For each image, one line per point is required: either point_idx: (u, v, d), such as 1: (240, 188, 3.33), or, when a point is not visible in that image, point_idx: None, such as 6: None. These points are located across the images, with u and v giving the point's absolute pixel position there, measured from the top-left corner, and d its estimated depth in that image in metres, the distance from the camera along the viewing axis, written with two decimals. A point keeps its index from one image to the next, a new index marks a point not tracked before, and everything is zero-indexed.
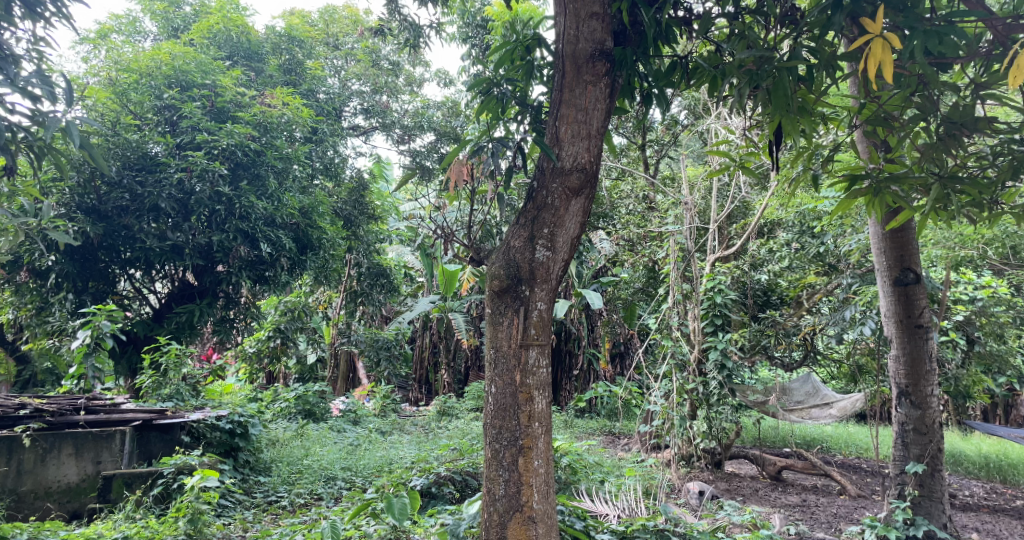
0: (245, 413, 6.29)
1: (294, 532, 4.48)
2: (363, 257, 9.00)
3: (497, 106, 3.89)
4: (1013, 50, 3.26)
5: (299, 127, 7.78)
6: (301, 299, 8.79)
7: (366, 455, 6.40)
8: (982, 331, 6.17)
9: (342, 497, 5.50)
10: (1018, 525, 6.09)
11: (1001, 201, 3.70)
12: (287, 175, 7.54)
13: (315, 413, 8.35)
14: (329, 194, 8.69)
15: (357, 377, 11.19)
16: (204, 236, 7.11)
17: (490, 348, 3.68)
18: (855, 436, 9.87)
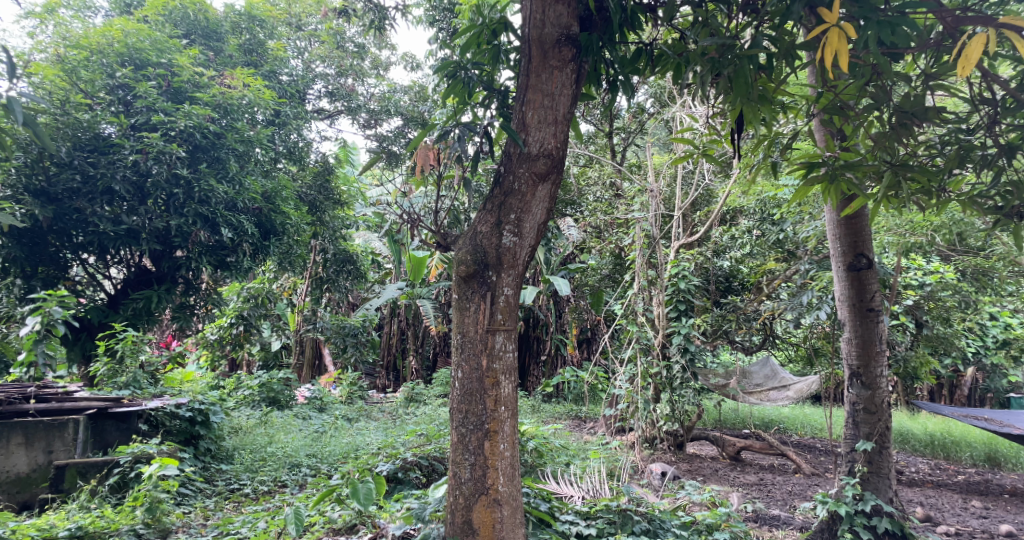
0: (207, 400, 6.29)
1: (256, 519, 4.52)
2: (329, 243, 8.96)
3: (464, 91, 3.88)
4: (963, 40, 3.34)
5: (261, 108, 7.73)
6: (264, 285, 8.74)
7: (331, 442, 6.41)
8: (931, 315, 6.38)
9: (307, 484, 5.51)
10: (962, 501, 6.34)
11: (949, 189, 3.77)
12: (247, 158, 7.53)
13: (280, 401, 8.32)
14: (293, 178, 8.59)
15: (323, 364, 11.14)
16: (161, 220, 6.98)
17: (457, 333, 3.72)
18: (811, 417, 10.15)
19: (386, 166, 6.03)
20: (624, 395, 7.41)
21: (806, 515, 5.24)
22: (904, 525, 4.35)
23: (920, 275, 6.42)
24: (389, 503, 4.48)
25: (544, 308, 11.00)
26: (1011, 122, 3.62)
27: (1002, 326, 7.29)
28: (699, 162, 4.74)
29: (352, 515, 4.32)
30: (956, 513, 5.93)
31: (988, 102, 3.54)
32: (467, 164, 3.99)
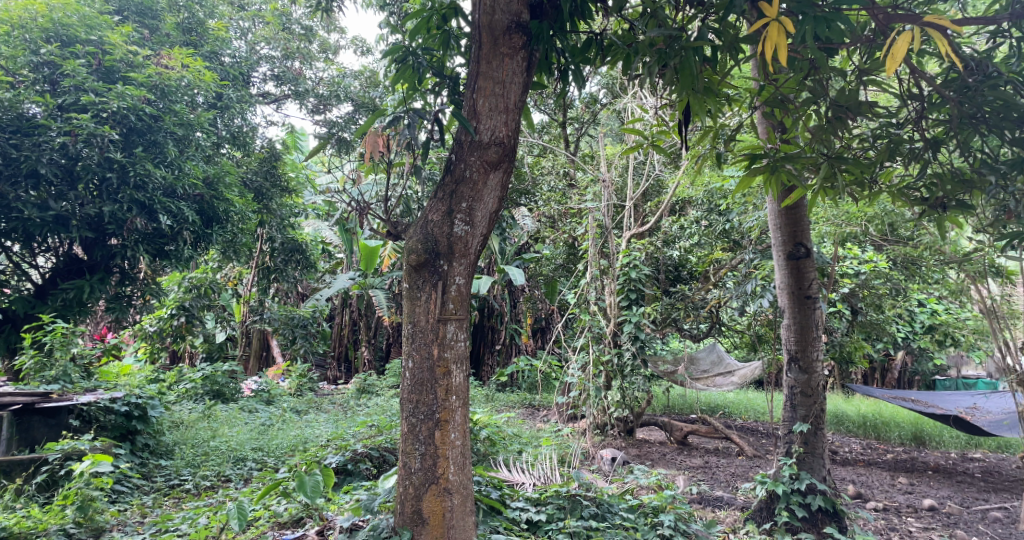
0: (144, 394, 6.15)
1: (197, 515, 4.47)
2: (276, 232, 8.80)
3: (413, 76, 3.85)
4: (892, 36, 3.42)
5: (202, 91, 7.54)
6: (208, 275, 8.61)
7: (279, 435, 6.37)
8: (864, 302, 6.70)
9: (252, 478, 5.48)
10: (890, 478, 6.64)
11: (880, 180, 3.92)
12: (188, 143, 7.24)
13: (225, 394, 8.22)
14: (238, 164, 8.46)
15: (271, 355, 11.01)
16: (93, 206, 6.70)
17: (408, 323, 3.75)
18: (754, 401, 10.46)
19: (337, 152, 5.97)
20: (576, 384, 7.53)
21: (746, 495, 5.44)
22: (837, 502, 4.54)
23: (855, 264, 6.66)
24: (338, 494, 4.49)
25: (498, 298, 11.13)
26: (936, 117, 3.76)
27: (930, 312, 7.61)
28: (647, 152, 4.82)
29: (298, 508, 4.32)
30: (884, 489, 6.21)
31: (916, 98, 3.66)
32: (417, 151, 3.97)
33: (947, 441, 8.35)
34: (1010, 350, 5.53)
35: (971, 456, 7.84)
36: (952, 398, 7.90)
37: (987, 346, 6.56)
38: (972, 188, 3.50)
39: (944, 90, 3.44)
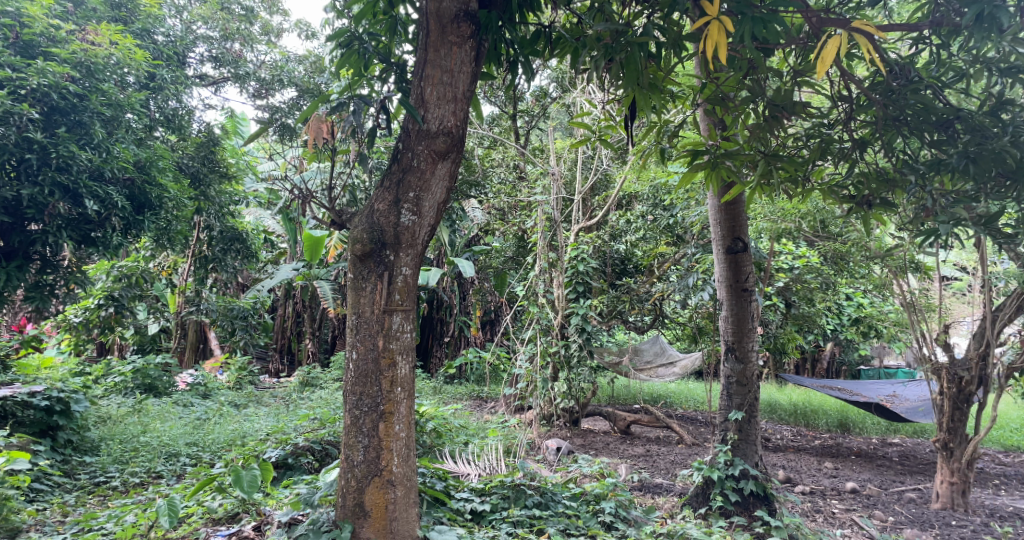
0: (67, 388, 5.92)
1: (124, 513, 4.35)
2: (214, 220, 8.24)
3: (359, 61, 3.80)
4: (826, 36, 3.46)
5: (132, 70, 6.60)
6: (139, 265, 8.09)
7: (215, 429, 6.25)
8: (797, 296, 6.97)
9: (186, 474, 5.37)
10: (817, 463, 6.93)
11: (812, 178, 4.04)
12: (118, 125, 6.28)
13: (158, 388, 8.04)
14: (173, 148, 7.60)
15: (209, 347, 10.78)
16: (9, 190, 5.70)
17: (354, 314, 3.74)
18: (694, 391, 10.75)
19: (279, 139, 5.84)
20: (524, 375, 7.56)
21: (684, 481, 5.62)
22: (767, 487, 4.73)
23: (789, 258, 6.95)
24: (276, 489, 4.43)
25: (448, 290, 11.07)
26: (862, 119, 3.94)
27: (856, 304, 7.93)
28: (594, 146, 4.85)
29: (234, 504, 4.27)
30: (812, 474, 6.48)
31: (845, 99, 3.81)
32: (363, 139, 3.93)
33: (869, 428, 8.76)
34: (927, 341, 5.80)
35: (891, 441, 8.25)
36: (874, 386, 8.14)
37: (905, 337, 6.84)
38: (894, 187, 3.69)
39: (871, 92, 3.59)
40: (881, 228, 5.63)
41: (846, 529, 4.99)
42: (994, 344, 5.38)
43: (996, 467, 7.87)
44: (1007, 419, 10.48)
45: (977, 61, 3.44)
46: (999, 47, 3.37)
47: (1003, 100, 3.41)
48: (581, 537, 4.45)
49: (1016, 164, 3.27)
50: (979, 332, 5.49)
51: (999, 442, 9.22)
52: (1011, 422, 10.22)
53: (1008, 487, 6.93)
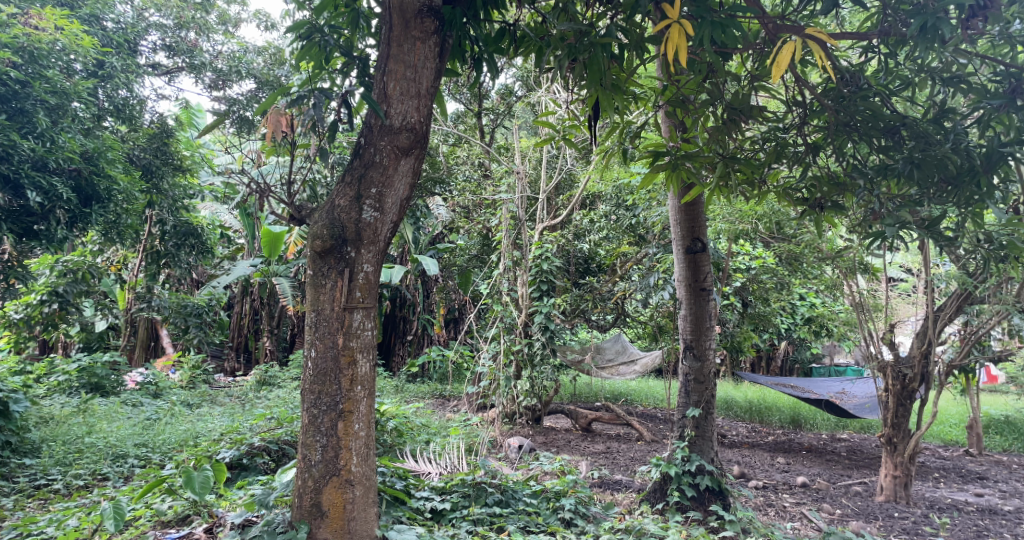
0: (6, 388, 5.75)
1: (67, 516, 4.25)
2: (168, 214, 7.80)
3: (320, 54, 3.74)
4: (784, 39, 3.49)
5: (79, 56, 6.43)
6: (86, 259, 8.06)
7: (165, 430, 6.13)
8: (754, 296, 7.22)
9: (133, 476, 5.25)
10: (770, 458, 7.07)
11: (767, 180, 4.11)
12: (63, 113, 6.09)
13: (105, 387, 7.87)
14: (122, 139, 7.31)
15: (160, 346, 10.55)
16: None
17: (313, 311, 3.71)
18: (653, 389, 10.89)
19: (238, 133, 5.73)
20: (487, 373, 7.52)
21: (643, 478, 5.71)
22: (722, 481, 4.82)
23: (746, 259, 7.07)
24: (230, 490, 4.36)
25: (411, 288, 10.94)
26: (815, 124, 4.02)
27: (809, 304, 8.09)
28: (557, 145, 4.83)
29: (185, 506, 4.18)
30: (764, 469, 6.62)
31: (799, 105, 3.88)
32: (324, 134, 3.87)
33: (819, 424, 8.97)
34: (874, 340, 5.96)
35: (841, 437, 8.47)
36: (824, 383, 8.33)
37: (855, 336, 7.02)
38: (844, 190, 3.78)
39: (823, 98, 3.68)
40: (833, 231, 5.75)
41: (797, 522, 5.11)
42: (936, 342, 5.55)
43: (937, 460, 8.13)
44: (947, 414, 10.84)
45: (923, 70, 3.54)
46: (944, 57, 3.46)
47: (945, 109, 3.52)
48: (541, 534, 4.48)
49: (956, 170, 3.39)
50: (922, 331, 5.65)
51: (939, 437, 9.52)
52: (951, 418, 10.56)
53: (947, 480, 7.16)
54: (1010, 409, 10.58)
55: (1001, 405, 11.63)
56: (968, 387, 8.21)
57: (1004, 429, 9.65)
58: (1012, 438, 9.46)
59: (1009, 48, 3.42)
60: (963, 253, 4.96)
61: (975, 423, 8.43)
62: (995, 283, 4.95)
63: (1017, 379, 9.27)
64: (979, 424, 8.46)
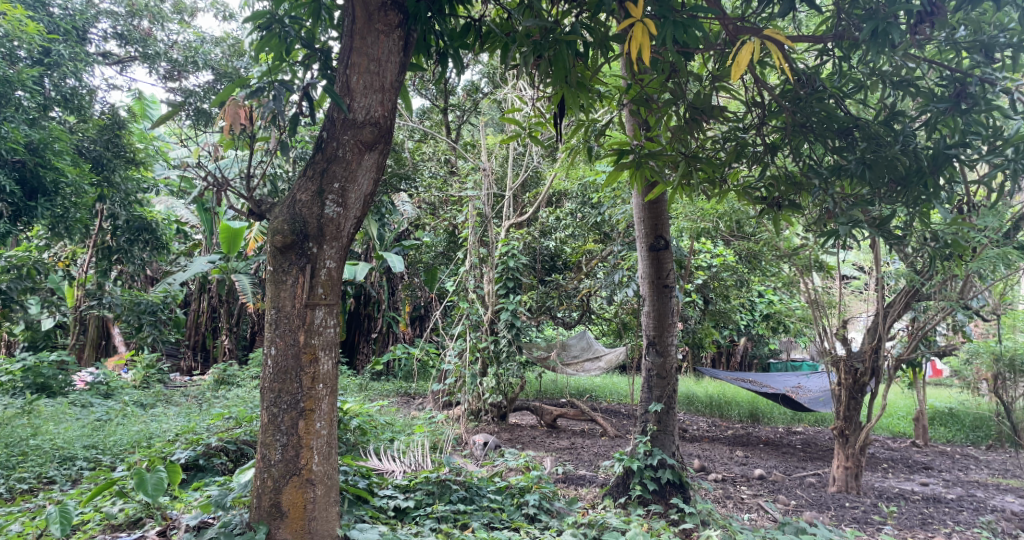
0: None
1: (11, 521, 4.12)
2: (119, 209, 7.56)
3: (280, 45, 3.66)
4: (746, 38, 3.51)
5: (24, 43, 6.21)
6: (32, 255, 7.77)
7: (117, 431, 5.99)
8: (714, 293, 7.32)
9: (82, 479, 5.12)
10: (729, 452, 7.18)
11: (728, 179, 4.14)
12: (6, 102, 5.91)
13: (52, 387, 7.69)
14: (70, 130, 6.98)
15: (111, 345, 10.28)
16: None
17: (273, 308, 3.65)
18: (617, 385, 10.99)
19: (194, 126, 5.59)
20: (452, 371, 7.49)
21: (607, 473, 5.76)
22: (683, 475, 4.87)
23: (708, 257, 7.15)
24: (185, 493, 4.25)
25: (376, 285, 10.88)
26: (774, 125, 4.07)
27: (767, 301, 8.20)
28: (523, 142, 4.80)
29: (137, 509, 4.07)
30: (723, 462, 6.71)
31: (758, 105, 3.93)
32: (285, 128, 3.80)
33: (776, 418, 9.13)
34: (828, 336, 6.08)
35: (797, 431, 8.65)
36: (781, 378, 8.46)
37: (811, 333, 7.15)
38: (801, 190, 3.85)
39: (781, 100, 3.73)
40: (790, 230, 5.84)
41: (754, 514, 5.19)
42: (886, 337, 5.68)
43: (886, 452, 8.34)
44: (896, 407, 11.15)
45: (874, 74, 3.62)
46: (894, 61, 3.54)
47: (896, 111, 3.59)
48: (505, 530, 4.48)
49: (905, 171, 3.47)
50: (873, 326, 5.78)
51: (888, 429, 9.79)
52: (899, 410, 10.87)
53: (895, 471, 7.35)
54: (954, 401, 10.92)
55: (945, 397, 12.01)
56: (915, 381, 8.43)
57: (948, 421, 10.07)
58: (956, 430, 9.77)
59: (955, 54, 3.53)
60: (911, 251, 5.07)
61: (922, 415, 8.66)
62: (940, 281, 5.08)
63: (960, 373, 9.57)
64: (925, 416, 8.67)
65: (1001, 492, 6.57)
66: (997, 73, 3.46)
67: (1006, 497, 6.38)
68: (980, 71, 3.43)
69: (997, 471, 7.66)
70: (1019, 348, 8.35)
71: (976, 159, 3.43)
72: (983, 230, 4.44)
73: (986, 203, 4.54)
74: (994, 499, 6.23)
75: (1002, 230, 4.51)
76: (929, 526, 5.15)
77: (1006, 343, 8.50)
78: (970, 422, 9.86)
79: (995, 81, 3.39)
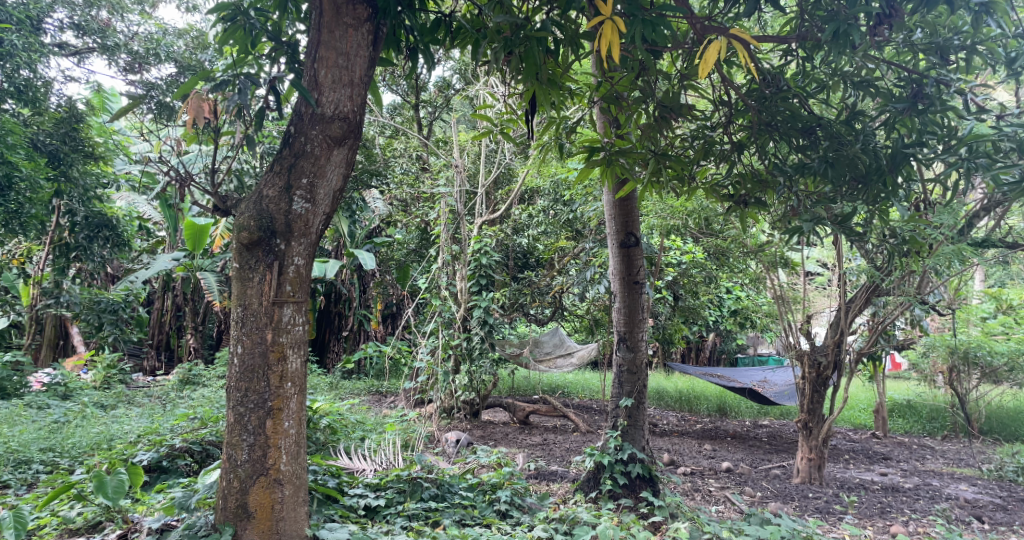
0: None
1: None
2: (77, 204, 7.38)
3: (245, 38, 3.60)
4: (715, 36, 3.51)
5: None
6: None
7: (76, 433, 5.85)
8: (684, 289, 7.38)
9: (38, 483, 5.00)
10: (698, 445, 7.25)
11: (697, 176, 4.15)
12: None
13: (7, 388, 7.53)
14: (24, 124, 6.83)
15: (69, 345, 10.06)
16: None
17: (239, 306, 3.60)
18: (589, 381, 11.05)
19: (155, 120, 5.48)
20: (425, 368, 7.46)
21: (578, 468, 5.78)
22: (652, 469, 4.91)
23: (678, 254, 7.19)
24: (148, 495, 4.18)
25: (347, 283, 10.80)
26: (740, 124, 4.11)
27: (734, 297, 8.29)
28: (494, 138, 4.75)
29: (97, 512, 3.98)
30: (692, 456, 6.77)
31: (725, 104, 3.96)
32: (251, 123, 3.73)
33: (743, 411, 9.25)
34: (794, 331, 6.16)
35: (764, 424, 8.77)
36: (748, 372, 8.57)
37: (777, 328, 7.26)
38: (766, 187, 3.89)
39: (746, 99, 3.76)
40: (756, 226, 5.89)
41: (721, 506, 5.24)
42: (848, 332, 5.77)
43: (847, 443, 8.49)
44: (857, 399, 11.34)
45: (836, 74, 3.67)
46: (855, 62, 3.59)
47: (856, 110, 3.64)
48: (477, 526, 4.47)
49: (866, 169, 3.52)
50: (837, 321, 5.85)
51: (850, 421, 9.96)
52: (860, 402, 11.07)
53: (857, 461, 7.49)
54: (911, 393, 11.15)
55: (903, 389, 12.25)
56: (875, 374, 8.58)
57: (906, 413, 10.10)
58: (913, 421, 9.99)
59: (913, 55, 3.59)
60: (870, 247, 5.15)
61: (881, 407, 8.83)
62: (899, 276, 5.14)
63: (918, 366, 9.77)
64: (884, 408, 8.88)
65: (956, 480, 6.73)
66: (953, 74, 3.53)
67: (960, 485, 6.53)
68: (936, 73, 3.50)
69: (952, 460, 7.85)
70: (973, 342, 8.55)
71: (932, 157, 3.49)
72: (938, 227, 4.50)
73: (940, 199, 4.64)
74: (949, 487, 6.37)
75: (956, 227, 4.44)
76: (887, 515, 5.25)
77: (960, 336, 8.70)
78: (927, 413, 9.93)
79: (950, 82, 3.45)
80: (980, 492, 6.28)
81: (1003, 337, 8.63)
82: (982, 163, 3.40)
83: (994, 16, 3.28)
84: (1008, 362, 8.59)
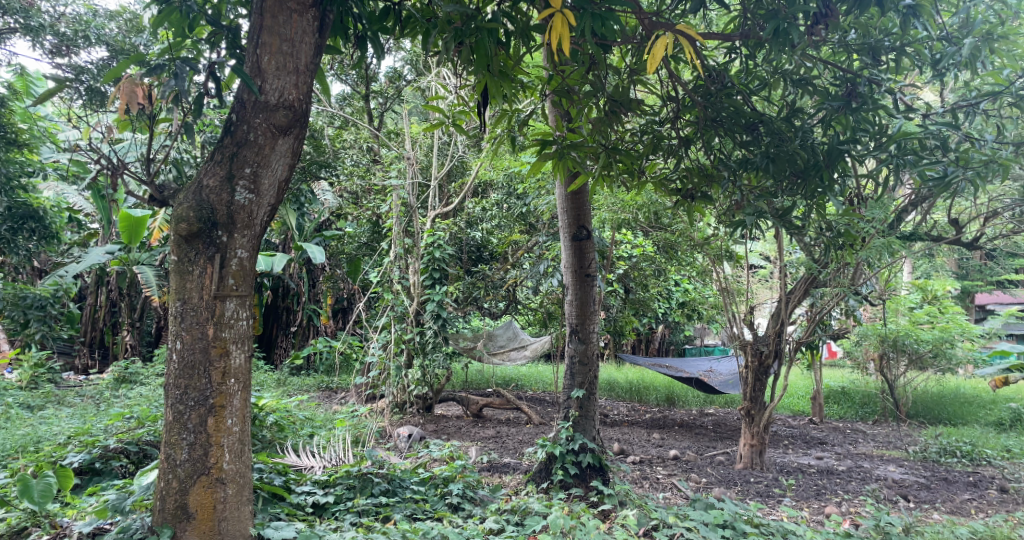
0: None
1: None
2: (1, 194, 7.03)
3: (183, 21, 3.46)
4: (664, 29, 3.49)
5: None
6: None
7: (3, 434, 5.60)
8: (634, 282, 7.47)
9: None
10: (646, 435, 7.32)
11: (646, 171, 4.16)
12: None
13: None
14: None
15: None
16: None
17: (177, 300, 3.47)
18: (542, 374, 11.10)
19: (87, 106, 5.22)
20: (375, 362, 7.39)
21: (530, 460, 5.79)
22: (602, 458, 4.94)
23: (628, 248, 7.23)
24: (77, 499, 4.03)
25: (296, 277, 10.58)
26: (688, 119, 4.15)
27: (683, 289, 8.40)
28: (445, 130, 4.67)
29: (23, 517, 3.81)
30: (641, 445, 6.84)
31: (673, 99, 3.99)
32: (189, 110, 3.59)
33: (690, 401, 9.42)
34: (739, 322, 6.26)
35: (709, 413, 8.93)
36: (694, 362, 8.70)
37: (723, 320, 7.39)
38: (712, 181, 3.93)
39: (693, 95, 3.82)
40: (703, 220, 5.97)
41: (668, 492, 5.31)
42: (788, 323, 5.88)
43: (786, 429, 8.70)
44: (795, 386, 11.64)
45: (777, 72, 3.71)
46: (794, 60, 3.63)
47: (795, 109, 3.70)
48: (427, 520, 4.43)
49: (804, 164, 3.57)
50: (776, 312, 5.95)
51: (789, 408, 10.21)
52: (798, 390, 11.37)
53: (795, 446, 7.66)
54: (846, 380, 11.49)
55: (838, 376, 12.63)
56: (812, 363, 8.77)
57: (841, 399, 10.45)
58: (846, 407, 10.25)
59: (847, 54, 3.67)
60: (808, 240, 5.26)
61: (819, 394, 9.00)
62: (835, 268, 5.27)
63: (851, 353, 10.06)
64: (821, 394, 9.05)
65: (885, 462, 6.95)
66: (883, 75, 3.62)
67: (888, 466, 6.74)
68: (868, 72, 3.58)
69: (883, 443, 8.12)
70: (901, 330, 8.86)
71: (864, 154, 3.57)
72: (869, 220, 4.63)
73: (870, 194, 4.78)
74: (878, 469, 6.57)
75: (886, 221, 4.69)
76: (822, 496, 5.39)
77: (890, 325, 9.00)
78: (860, 399, 10.22)
79: (881, 82, 3.54)
80: (907, 472, 6.50)
81: (927, 326, 9.05)
82: (909, 159, 3.49)
83: (921, 19, 3.36)
84: (932, 349, 8.92)
